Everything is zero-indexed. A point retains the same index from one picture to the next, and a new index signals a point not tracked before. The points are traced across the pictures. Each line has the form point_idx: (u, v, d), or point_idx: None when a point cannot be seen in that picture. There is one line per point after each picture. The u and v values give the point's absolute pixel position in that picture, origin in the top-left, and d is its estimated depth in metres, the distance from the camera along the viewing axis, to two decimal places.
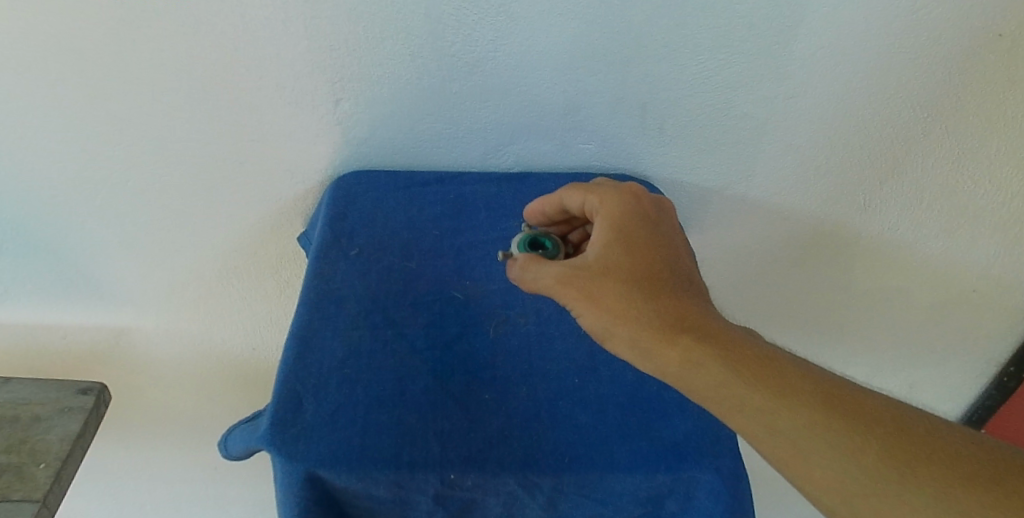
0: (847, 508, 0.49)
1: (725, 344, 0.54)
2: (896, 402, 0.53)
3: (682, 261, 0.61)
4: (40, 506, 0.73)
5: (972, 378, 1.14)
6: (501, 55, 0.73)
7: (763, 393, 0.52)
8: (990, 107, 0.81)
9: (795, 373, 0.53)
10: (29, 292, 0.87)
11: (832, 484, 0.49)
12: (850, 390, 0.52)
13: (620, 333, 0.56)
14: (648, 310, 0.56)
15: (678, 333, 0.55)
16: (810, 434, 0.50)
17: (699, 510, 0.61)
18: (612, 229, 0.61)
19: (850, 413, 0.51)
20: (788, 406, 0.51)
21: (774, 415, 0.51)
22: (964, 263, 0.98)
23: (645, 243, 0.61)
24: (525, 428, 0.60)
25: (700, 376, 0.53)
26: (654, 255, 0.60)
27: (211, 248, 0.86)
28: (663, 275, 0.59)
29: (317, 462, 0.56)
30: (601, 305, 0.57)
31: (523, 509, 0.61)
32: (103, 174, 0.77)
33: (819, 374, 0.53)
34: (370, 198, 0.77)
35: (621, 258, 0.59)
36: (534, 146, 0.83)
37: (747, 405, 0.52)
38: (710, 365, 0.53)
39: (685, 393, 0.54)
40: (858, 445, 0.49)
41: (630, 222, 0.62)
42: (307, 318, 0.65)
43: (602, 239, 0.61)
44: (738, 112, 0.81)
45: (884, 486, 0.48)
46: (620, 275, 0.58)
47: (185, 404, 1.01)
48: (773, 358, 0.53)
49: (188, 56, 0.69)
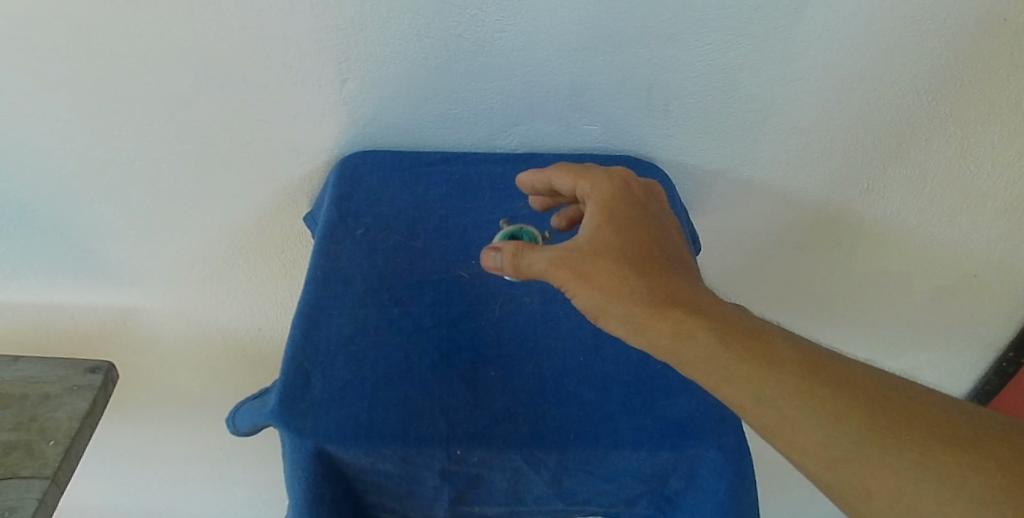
0: (833, 475, 0.49)
1: (714, 317, 0.55)
2: (883, 372, 0.53)
3: (672, 240, 0.62)
4: (50, 483, 0.74)
5: (972, 364, 1.14)
6: (507, 35, 0.74)
7: (751, 362, 0.52)
8: (995, 91, 0.82)
9: (782, 344, 0.53)
10: (37, 271, 0.87)
11: (820, 451, 0.49)
12: (838, 362, 0.52)
13: (612, 310, 0.57)
14: (639, 286, 0.57)
15: (668, 307, 0.55)
16: (797, 402, 0.50)
17: (702, 487, 0.62)
18: (602, 211, 0.62)
19: (836, 382, 0.51)
20: (775, 374, 0.51)
21: (760, 384, 0.51)
22: (967, 247, 0.99)
23: (635, 225, 0.61)
24: (530, 405, 0.61)
25: (691, 348, 0.53)
26: (645, 236, 0.61)
27: (216, 228, 0.86)
28: (654, 254, 0.59)
29: (324, 437, 0.57)
30: (592, 283, 0.57)
31: (528, 485, 0.62)
32: (109, 152, 0.78)
33: (807, 346, 0.54)
34: (376, 178, 0.77)
35: (613, 237, 0.60)
36: (539, 128, 0.83)
37: (733, 375, 0.52)
38: (699, 336, 0.54)
39: (675, 366, 0.55)
40: (844, 413, 0.50)
41: (622, 204, 0.63)
42: (314, 296, 0.65)
43: (593, 221, 0.62)
44: (743, 94, 0.81)
45: (870, 451, 0.48)
46: (611, 254, 0.59)
47: (190, 384, 1.02)
48: (761, 331, 0.54)
49: (196, 34, 0.70)
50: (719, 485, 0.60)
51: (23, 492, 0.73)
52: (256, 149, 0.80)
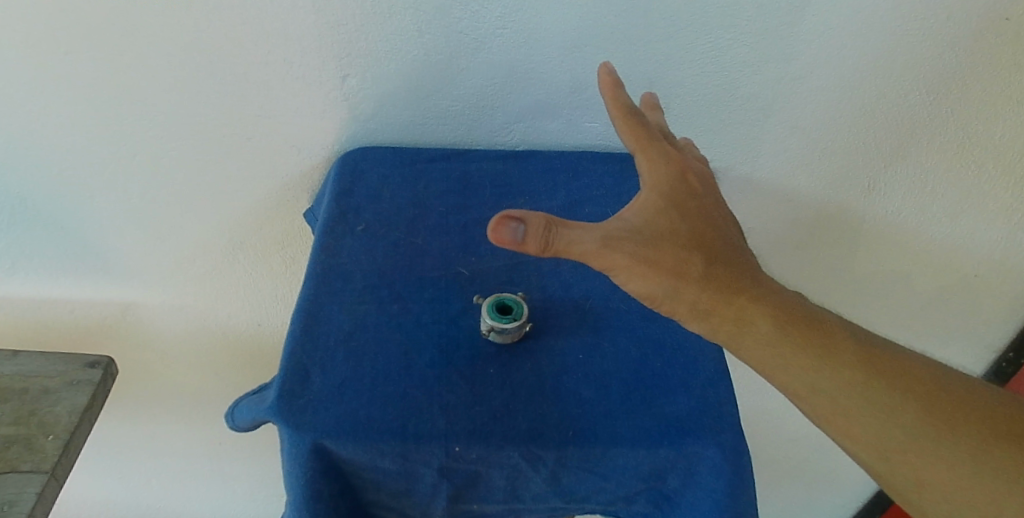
0: (883, 460, 0.56)
1: (775, 306, 0.58)
2: (919, 357, 0.59)
3: (726, 223, 0.62)
4: (49, 477, 0.74)
5: (971, 364, 1.14)
6: (509, 31, 0.74)
7: (810, 353, 0.57)
8: (997, 92, 0.82)
9: (836, 334, 0.58)
10: (36, 265, 0.87)
11: (872, 439, 0.55)
12: (886, 351, 0.58)
13: (679, 298, 0.57)
14: (705, 275, 0.58)
15: (734, 295, 0.57)
16: (850, 393, 0.56)
17: (700, 485, 0.62)
18: (661, 194, 0.61)
19: (885, 373, 0.57)
20: (831, 365, 0.56)
21: (818, 375, 0.56)
22: (968, 247, 0.99)
23: (694, 211, 0.61)
24: (529, 402, 0.61)
25: (754, 337, 0.57)
26: (703, 222, 0.61)
27: (216, 224, 0.86)
28: (715, 243, 0.60)
29: (323, 433, 0.57)
30: (660, 270, 0.56)
31: (527, 482, 0.62)
32: (110, 147, 0.77)
33: (855, 333, 0.59)
34: (376, 174, 0.77)
35: (675, 223, 0.59)
36: (540, 125, 0.82)
37: (794, 366, 0.56)
38: (762, 327, 0.57)
39: (737, 353, 0.58)
40: (894, 404, 0.56)
41: (680, 188, 0.62)
42: (314, 292, 0.65)
43: (654, 203, 0.60)
44: (744, 92, 0.81)
45: (918, 438, 0.55)
46: (676, 240, 0.58)
47: (190, 379, 1.02)
48: (818, 319, 0.58)
49: (197, 28, 0.70)
50: (717, 483, 0.60)
51: (22, 486, 0.73)
52: (257, 145, 0.80)
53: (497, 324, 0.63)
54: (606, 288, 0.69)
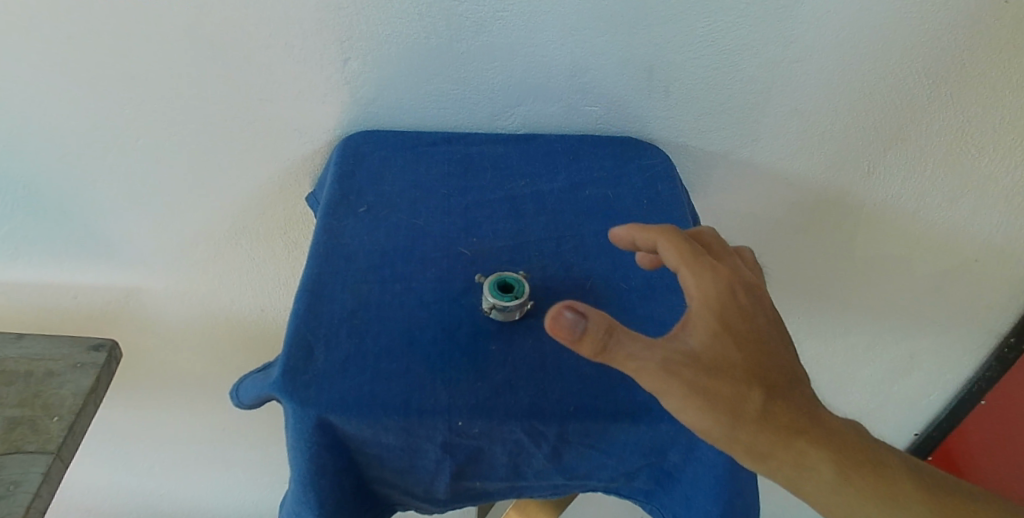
0: None
1: (829, 439, 0.57)
2: (945, 473, 0.62)
3: (782, 349, 0.59)
4: (54, 458, 0.75)
5: (971, 351, 1.15)
6: (509, 15, 0.74)
7: (860, 487, 0.57)
8: (995, 75, 0.83)
9: (884, 466, 0.58)
10: (40, 250, 0.88)
11: None
12: (925, 477, 0.60)
13: (732, 435, 0.55)
14: (761, 414, 0.55)
15: (791, 438, 0.56)
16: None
17: (701, 460, 0.62)
18: (716, 320, 0.57)
19: (929, 499, 0.59)
20: (881, 498, 0.57)
21: (869, 509, 0.57)
22: (967, 231, 0.99)
23: (750, 338, 0.58)
24: (531, 379, 0.61)
25: (807, 480, 0.56)
26: (758, 349, 0.58)
27: (218, 209, 0.87)
28: (772, 374, 0.57)
29: (327, 408, 0.57)
30: (708, 408, 0.54)
31: (529, 457, 0.62)
32: (113, 131, 0.78)
33: (898, 459, 0.60)
34: (378, 157, 0.77)
35: (732, 353, 0.56)
36: (541, 109, 0.83)
37: (845, 502, 0.56)
38: (817, 466, 0.56)
39: (783, 484, 0.57)
40: None
41: (733, 310, 0.58)
42: (317, 272, 0.66)
43: (708, 329, 0.57)
44: (744, 75, 0.81)
45: None
46: (732, 374, 0.56)
47: (193, 366, 1.02)
48: (866, 450, 0.58)
49: (200, 12, 0.70)
50: (718, 458, 0.61)
51: (27, 466, 0.74)
52: (259, 129, 0.80)
53: (498, 302, 0.63)
54: (608, 267, 0.70)
